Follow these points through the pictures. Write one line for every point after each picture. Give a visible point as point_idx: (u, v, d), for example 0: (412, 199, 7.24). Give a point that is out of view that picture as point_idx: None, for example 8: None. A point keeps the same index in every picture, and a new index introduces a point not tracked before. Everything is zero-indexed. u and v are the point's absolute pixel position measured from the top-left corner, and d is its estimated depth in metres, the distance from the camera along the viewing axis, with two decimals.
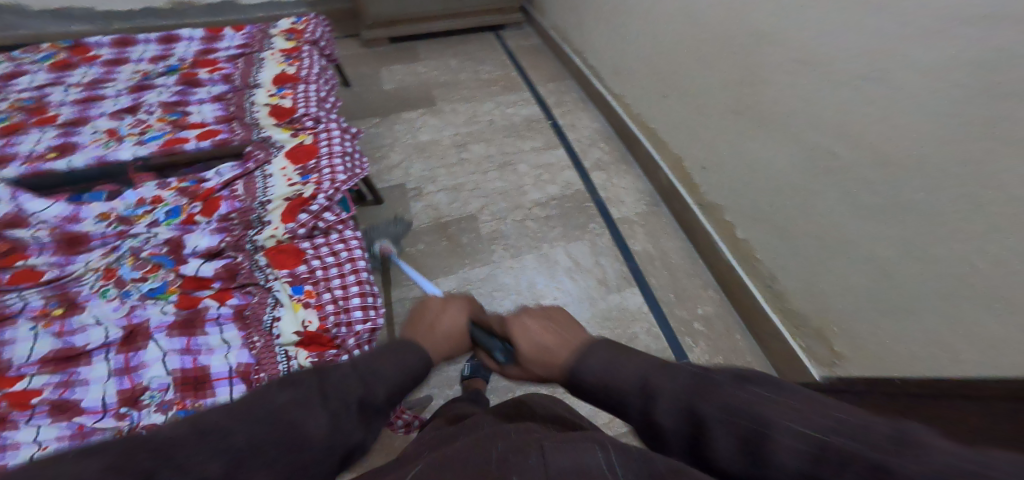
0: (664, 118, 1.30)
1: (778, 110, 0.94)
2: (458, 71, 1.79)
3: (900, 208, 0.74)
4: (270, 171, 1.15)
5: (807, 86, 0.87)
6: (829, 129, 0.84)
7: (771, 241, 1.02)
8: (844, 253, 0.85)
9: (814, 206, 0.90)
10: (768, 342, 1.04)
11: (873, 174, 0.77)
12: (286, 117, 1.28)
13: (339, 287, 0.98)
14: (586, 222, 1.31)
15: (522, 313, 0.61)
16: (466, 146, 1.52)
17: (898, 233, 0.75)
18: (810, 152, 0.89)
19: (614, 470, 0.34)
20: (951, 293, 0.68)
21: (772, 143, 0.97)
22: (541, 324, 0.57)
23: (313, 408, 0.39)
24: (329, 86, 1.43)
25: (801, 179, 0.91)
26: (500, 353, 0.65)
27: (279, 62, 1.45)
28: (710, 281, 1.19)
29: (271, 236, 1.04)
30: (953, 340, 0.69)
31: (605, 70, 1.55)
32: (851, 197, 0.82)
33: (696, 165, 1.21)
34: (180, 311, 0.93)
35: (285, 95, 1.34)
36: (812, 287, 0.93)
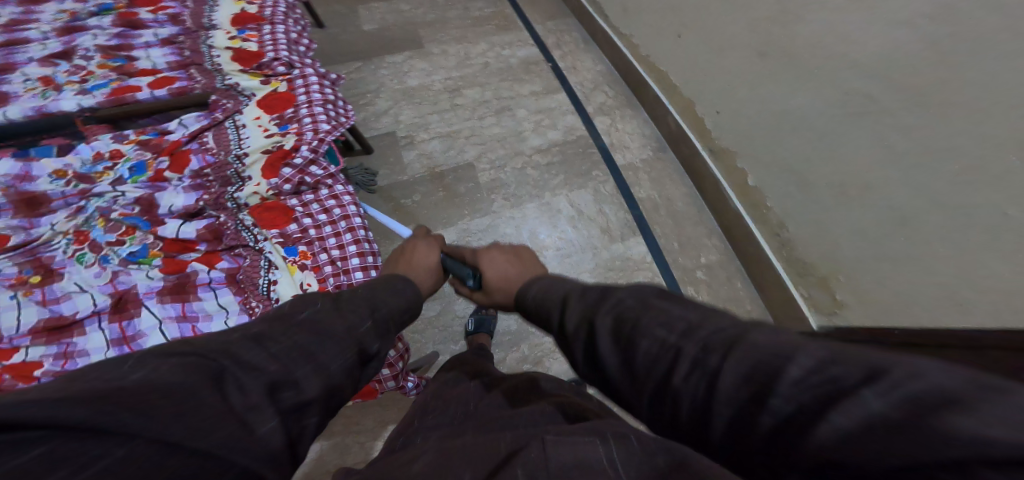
0: (676, 59, 1.25)
1: (805, 46, 0.91)
2: (446, 8, 1.65)
3: (923, 152, 0.73)
4: (242, 121, 1.03)
5: (837, 24, 0.84)
6: (859, 70, 0.82)
7: (782, 187, 1.02)
8: (860, 197, 0.85)
9: (831, 151, 0.89)
10: (770, 289, 1.07)
11: (902, 116, 0.75)
12: (253, 62, 1.11)
13: (336, 246, 0.92)
14: (589, 169, 1.28)
15: (494, 253, 0.69)
16: (459, 91, 1.43)
17: (918, 175, 0.75)
18: (832, 95, 0.87)
19: (614, 462, 0.33)
20: (970, 237, 0.69)
21: (792, 85, 0.95)
22: (504, 261, 0.67)
23: (334, 316, 0.44)
24: (299, 26, 1.24)
25: (816, 120, 0.91)
26: (472, 280, 0.70)
27: (236, 0, 1.25)
28: (714, 230, 1.19)
29: (254, 193, 0.96)
30: (966, 286, 0.70)
31: (609, 6, 1.47)
32: (874, 140, 0.81)
33: (709, 109, 1.18)
34: (168, 276, 0.85)
35: (248, 37, 1.16)
36: (821, 233, 0.94)
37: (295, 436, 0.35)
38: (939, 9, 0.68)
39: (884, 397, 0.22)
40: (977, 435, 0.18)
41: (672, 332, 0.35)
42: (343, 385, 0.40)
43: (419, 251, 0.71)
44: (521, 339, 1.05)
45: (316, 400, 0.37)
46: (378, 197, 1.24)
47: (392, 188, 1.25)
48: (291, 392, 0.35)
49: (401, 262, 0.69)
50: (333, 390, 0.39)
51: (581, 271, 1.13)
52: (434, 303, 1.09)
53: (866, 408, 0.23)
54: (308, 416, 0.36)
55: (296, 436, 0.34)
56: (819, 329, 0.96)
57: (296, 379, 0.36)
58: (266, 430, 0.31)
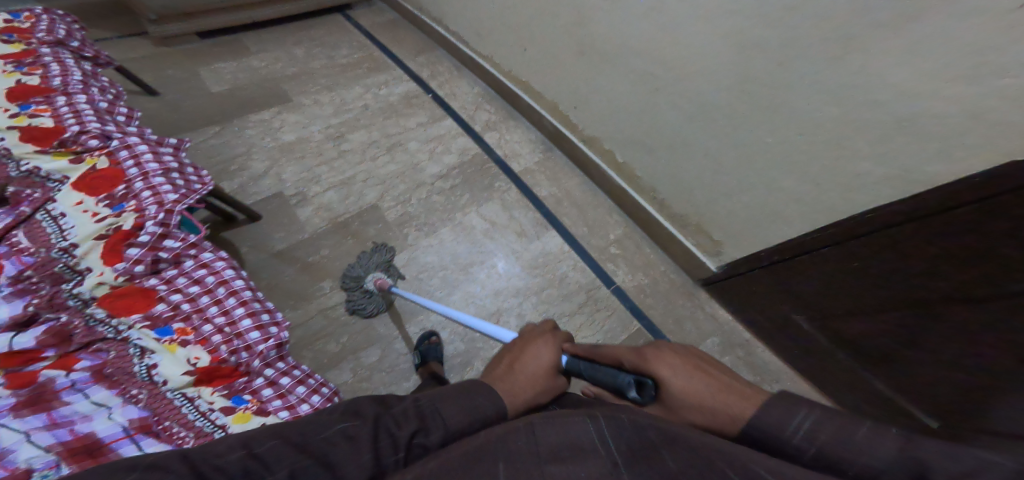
0: (531, 70, 1.40)
1: (611, 45, 1.12)
2: (308, 60, 1.62)
3: (717, 105, 0.95)
4: (58, 210, 0.87)
5: (625, 23, 1.06)
6: (654, 56, 1.04)
7: (641, 159, 1.20)
8: (694, 151, 1.05)
9: (663, 121, 1.09)
10: (669, 246, 1.22)
11: (697, 83, 0.97)
12: (52, 140, 0.95)
13: (220, 314, 0.84)
14: (491, 182, 1.34)
15: (664, 346, 0.51)
16: (343, 136, 1.40)
17: (724, 124, 0.96)
18: (645, 81, 1.09)
19: (603, 436, 0.39)
20: (771, 162, 0.90)
21: (616, 75, 1.15)
22: (692, 367, 0.48)
23: (348, 452, 0.42)
24: (107, 94, 1.12)
25: (644, 99, 1.10)
26: (634, 389, 0.50)
27: (6, 71, 1.04)
28: (613, 208, 1.32)
29: (100, 283, 0.80)
30: (781, 199, 0.91)
31: (466, 34, 1.59)
32: (684, 105, 1.02)
33: (568, 106, 1.34)
34: (17, 391, 0.66)
35: (37, 112, 0.99)
36: (681, 186, 1.13)
37: None
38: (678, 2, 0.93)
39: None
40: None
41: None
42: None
43: (537, 343, 0.57)
44: (472, 357, 1.04)
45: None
46: (280, 261, 1.14)
47: (294, 248, 1.17)
48: None
49: (508, 367, 0.55)
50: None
51: (511, 277, 1.17)
52: (373, 349, 1.03)
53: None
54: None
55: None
56: (718, 269, 1.13)
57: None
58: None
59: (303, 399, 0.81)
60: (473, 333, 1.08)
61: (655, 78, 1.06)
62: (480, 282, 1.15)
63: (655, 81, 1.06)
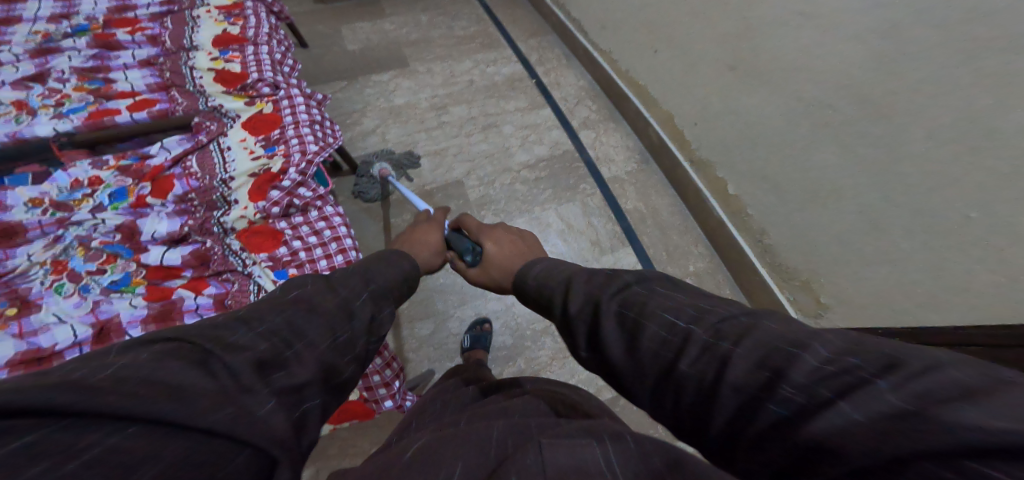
0: (654, 73, 1.29)
1: (770, 64, 0.98)
2: (430, 27, 1.68)
3: (891, 153, 0.77)
4: (226, 143, 1.02)
5: (805, 38, 0.89)
6: (825, 82, 0.87)
7: (761, 195, 1.05)
8: (833, 204, 0.89)
9: (808, 161, 0.93)
10: (758, 296, 1.08)
11: (868, 126, 0.80)
12: (237, 83, 1.11)
13: (327, 269, 0.90)
14: (576, 182, 1.29)
15: (499, 229, 0.68)
16: (446, 108, 1.44)
17: (886, 182, 0.78)
18: (805, 106, 0.91)
19: (612, 469, 0.32)
20: (938, 244, 0.72)
21: (768, 97, 0.99)
22: (508, 240, 0.66)
23: (322, 301, 0.43)
24: (283, 48, 1.25)
25: (794, 132, 0.95)
26: (470, 256, 0.67)
27: (218, 21, 1.25)
28: (700, 237, 1.21)
29: (242, 217, 0.94)
30: (932, 290, 0.74)
31: (589, 23, 1.51)
32: (839, 147, 0.86)
33: (686, 120, 1.22)
34: (151, 304, 0.82)
35: (231, 59, 1.16)
36: (801, 236, 0.97)
37: (300, 415, 0.34)
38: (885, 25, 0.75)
39: (901, 392, 0.24)
40: (977, 426, 0.20)
41: (678, 316, 0.38)
42: (341, 368, 0.40)
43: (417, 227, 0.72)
44: (515, 354, 1.05)
45: (312, 382, 0.36)
46: (366, 217, 1.23)
47: (380, 207, 1.25)
48: (281, 373, 0.34)
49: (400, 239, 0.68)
50: (327, 373, 0.38)
51: None
52: (427, 322, 1.09)
53: (846, 414, 0.25)
54: (307, 397, 0.35)
55: (298, 421, 0.34)
56: None
57: (287, 361, 0.36)
58: (266, 411, 0.31)
59: (378, 372, 0.86)
60: (522, 330, 1.09)
61: (810, 112, 0.90)
62: None
63: (808, 114, 0.91)
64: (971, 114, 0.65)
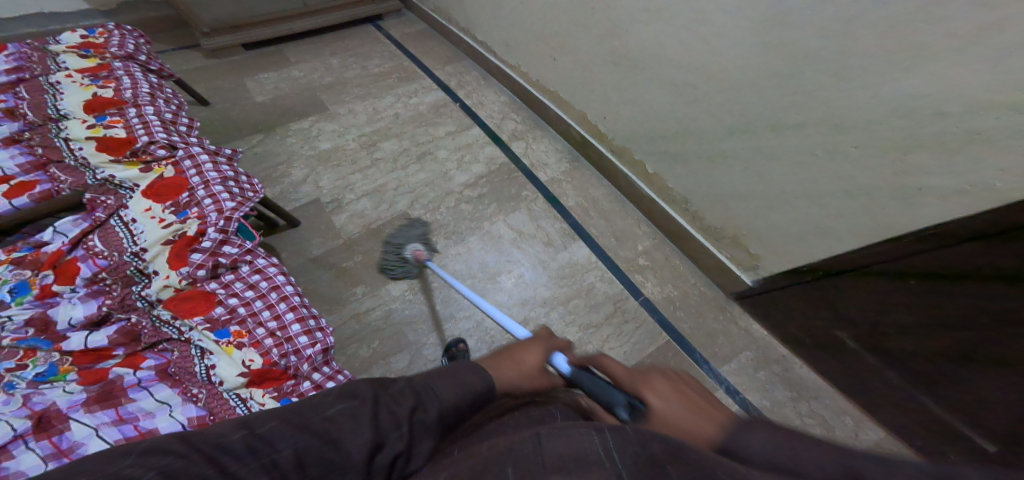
0: (560, 80, 1.40)
1: (645, 55, 1.10)
2: (343, 69, 1.68)
3: (760, 119, 0.92)
4: (129, 216, 0.94)
5: (661, 34, 1.04)
6: (691, 67, 1.01)
7: (676, 171, 1.17)
8: (735, 165, 1.02)
9: (698, 132, 1.06)
10: (701, 259, 1.19)
11: (734, 99, 0.95)
12: (125, 150, 1.04)
13: (272, 318, 0.87)
14: (518, 191, 1.35)
15: (661, 378, 0.56)
16: (377, 145, 1.45)
17: (771, 137, 0.91)
18: (677, 89, 1.07)
19: (609, 450, 0.38)
20: (823, 180, 0.85)
21: (651, 87, 1.13)
22: (680, 397, 0.52)
23: (358, 428, 0.46)
24: (171, 104, 1.21)
25: (682, 110, 1.07)
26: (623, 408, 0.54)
27: (85, 85, 1.16)
28: (641, 219, 1.31)
29: (166, 286, 0.87)
30: (833, 217, 0.87)
31: (494, 44, 1.60)
32: (720, 119, 1.00)
33: (597, 116, 1.33)
34: (89, 388, 0.74)
35: (112, 123, 1.09)
36: (719, 198, 1.09)
37: None
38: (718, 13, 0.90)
39: None
40: None
41: None
42: None
43: (532, 350, 0.65)
44: None
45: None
46: (316, 266, 1.19)
47: (328, 254, 1.22)
48: None
49: (510, 362, 0.62)
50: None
51: (537, 287, 1.17)
52: (402, 354, 1.06)
53: None
54: None
55: None
56: (753, 283, 1.09)
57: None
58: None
59: None
60: (500, 341, 1.11)
61: (695, 90, 1.02)
62: (508, 291, 1.17)
63: (690, 90, 1.03)
64: (809, 72, 0.80)
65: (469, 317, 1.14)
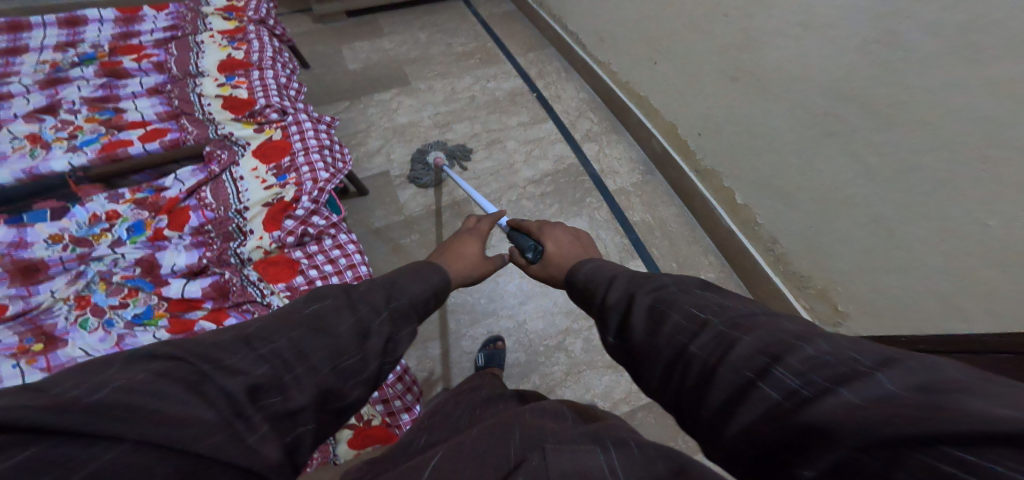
0: (653, 84, 1.29)
1: (769, 72, 0.96)
2: (429, 45, 1.69)
3: (894, 169, 0.77)
4: (239, 173, 1.03)
5: (806, 50, 0.87)
6: (825, 92, 0.86)
7: (769, 205, 1.04)
8: (847, 212, 0.87)
9: (813, 166, 0.92)
10: (774, 304, 1.08)
11: (872, 134, 0.79)
12: (245, 110, 1.13)
13: None
14: (582, 197, 1.29)
15: (561, 227, 0.67)
16: (449, 125, 1.45)
17: (897, 193, 0.77)
18: (798, 112, 0.92)
19: (614, 468, 0.35)
20: (968, 256, 0.70)
21: (767, 107, 0.98)
22: (570, 242, 0.64)
23: (337, 315, 0.41)
24: (288, 71, 1.25)
25: (799, 140, 0.93)
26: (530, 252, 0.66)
27: (222, 46, 1.27)
28: (709, 248, 1.21)
29: (257, 247, 0.94)
30: (965, 300, 0.72)
31: (586, 36, 1.51)
32: (845, 156, 0.85)
33: (691, 132, 1.21)
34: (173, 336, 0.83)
35: (237, 84, 1.18)
36: (816, 244, 0.96)
37: (291, 440, 0.34)
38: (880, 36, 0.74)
39: None
40: None
41: None
42: (343, 391, 0.38)
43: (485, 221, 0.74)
44: (530, 370, 1.06)
45: (308, 406, 0.35)
46: (375, 237, 1.25)
47: (388, 228, 1.26)
48: (276, 398, 0.34)
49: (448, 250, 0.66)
50: (327, 395, 0.37)
51: None
52: (438, 342, 1.09)
53: None
54: (301, 423, 0.35)
55: (291, 445, 0.34)
56: None
57: (284, 383, 0.35)
58: (257, 441, 0.31)
59: (397, 396, 0.92)
60: (536, 347, 1.09)
61: (818, 119, 0.89)
62: (553, 298, 1.16)
63: (812, 121, 0.89)
64: (985, 121, 0.64)
65: (510, 316, 1.13)
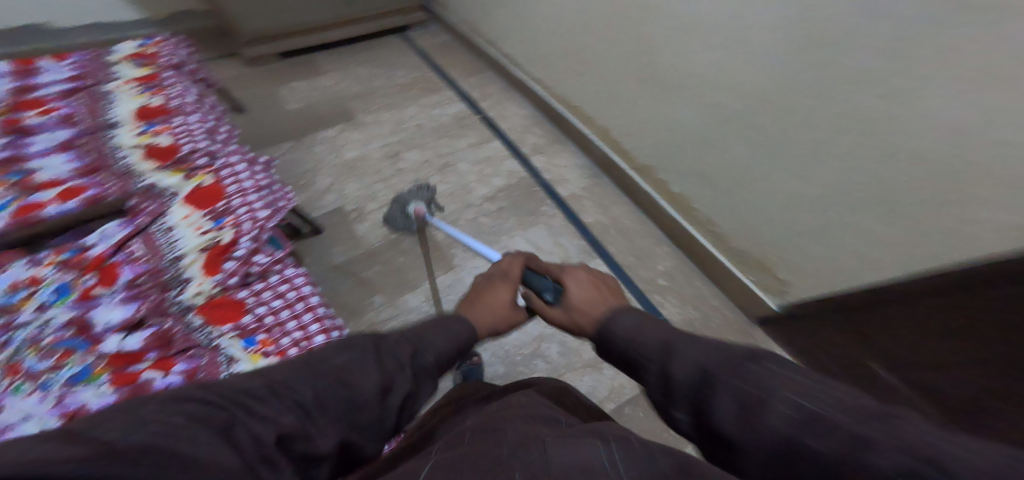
0: (584, 94, 1.39)
1: (676, 74, 1.07)
2: (370, 79, 1.72)
3: (794, 145, 0.89)
4: (169, 222, 0.98)
5: (699, 51, 1.00)
6: (724, 87, 0.98)
7: (701, 191, 1.14)
8: (769, 191, 0.98)
9: (723, 154, 1.04)
10: (725, 281, 1.16)
11: (771, 121, 0.91)
12: (170, 157, 1.09)
13: (297, 329, 0.90)
14: (538, 206, 1.34)
15: (582, 268, 0.69)
16: (400, 155, 1.47)
17: (807, 166, 0.88)
18: (707, 107, 1.03)
19: (615, 462, 0.36)
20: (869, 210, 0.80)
21: (680, 102, 1.09)
22: (591, 282, 0.65)
23: (368, 367, 0.45)
24: (214, 113, 1.27)
25: (709, 128, 1.05)
26: (550, 293, 0.68)
27: (136, 94, 1.22)
28: (662, 238, 1.28)
29: (198, 293, 0.90)
30: (874, 251, 0.82)
31: (520, 58, 1.60)
32: (751, 143, 0.97)
33: (621, 132, 1.31)
34: (119, 389, 0.76)
35: (158, 131, 1.14)
36: (745, 222, 1.06)
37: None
38: (756, 35, 0.87)
39: None
40: None
41: None
42: (359, 442, 0.43)
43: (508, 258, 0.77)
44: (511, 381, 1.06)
45: (327, 456, 0.39)
46: (337, 274, 1.22)
47: (349, 262, 1.24)
48: (302, 444, 0.37)
49: (470, 301, 0.71)
50: (344, 447, 0.41)
51: None
52: None
53: None
54: (317, 468, 0.38)
55: None
56: (779, 308, 1.05)
57: (308, 432, 0.38)
58: None
59: None
60: (513, 357, 1.10)
61: (728, 109, 0.99)
62: None
63: (725, 110, 1.00)
64: (850, 93, 0.76)
65: None
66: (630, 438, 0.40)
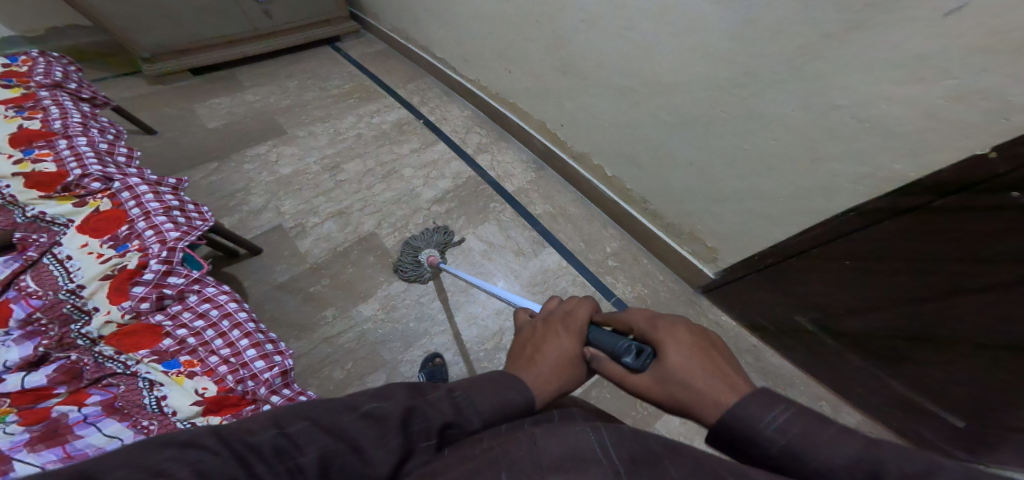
0: (516, 92, 1.43)
1: (590, 65, 1.14)
2: (301, 92, 1.66)
3: (699, 124, 0.97)
4: (64, 253, 0.88)
5: (603, 42, 1.07)
6: (627, 74, 1.06)
7: (631, 173, 1.21)
8: (686, 169, 1.06)
9: (640, 136, 1.12)
10: (666, 255, 1.24)
11: (672, 104, 1.00)
12: (56, 185, 0.98)
13: (225, 345, 0.82)
14: (486, 203, 1.36)
15: (680, 324, 0.52)
16: (339, 166, 1.43)
17: (708, 139, 0.97)
18: (621, 94, 1.11)
19: (604, 452, 0.39)
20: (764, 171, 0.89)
21: (598, 92, 1.17)
22: (698, 351, 0.49)
23: (388, 438, 0.42)
24: (108, 134, 1.15)
25: (625, 113, 1.12)
26: (631, 356, 0.52)
27: (9, 117, 1.08)
28: (607, 221, 1.35)
29: (107, 322, 0.81)
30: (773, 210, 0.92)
31: (453, 60, 1.62)
32: (659, 123, 1.06)
33: (555, 124, 1.36)
34: (30, 427, 0.68)
35: (40, 157, 1.02)
36: (672, 196, 1.14)
37: None
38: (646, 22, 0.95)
39: None
40: None
41: None
42: None
43: (581, 305, 0.60)
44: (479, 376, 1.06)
45: None
46: (282, 292, 1.15)
47: (294, 280, 1.18)
48: None
49: (530, 358, 0.55)
50: None
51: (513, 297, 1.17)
52: (378, 374, 1.03)
53: None
54: None
55: None
56: (716, 276, 1.14)
57: None
58: None
59: None
60: (479, 350, 1.09)
61: (639, 94, 1.06)
62: (482, 302, 1.17)
63: (637, 97, 1.07)
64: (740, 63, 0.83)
65: (443, 331, 1.11)
66: (621, 427, 0.42)
